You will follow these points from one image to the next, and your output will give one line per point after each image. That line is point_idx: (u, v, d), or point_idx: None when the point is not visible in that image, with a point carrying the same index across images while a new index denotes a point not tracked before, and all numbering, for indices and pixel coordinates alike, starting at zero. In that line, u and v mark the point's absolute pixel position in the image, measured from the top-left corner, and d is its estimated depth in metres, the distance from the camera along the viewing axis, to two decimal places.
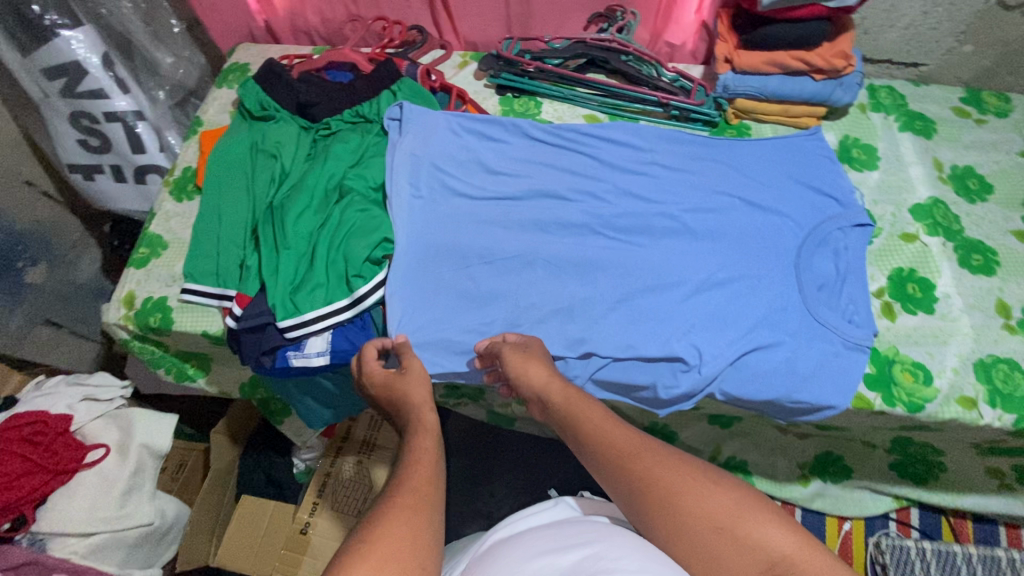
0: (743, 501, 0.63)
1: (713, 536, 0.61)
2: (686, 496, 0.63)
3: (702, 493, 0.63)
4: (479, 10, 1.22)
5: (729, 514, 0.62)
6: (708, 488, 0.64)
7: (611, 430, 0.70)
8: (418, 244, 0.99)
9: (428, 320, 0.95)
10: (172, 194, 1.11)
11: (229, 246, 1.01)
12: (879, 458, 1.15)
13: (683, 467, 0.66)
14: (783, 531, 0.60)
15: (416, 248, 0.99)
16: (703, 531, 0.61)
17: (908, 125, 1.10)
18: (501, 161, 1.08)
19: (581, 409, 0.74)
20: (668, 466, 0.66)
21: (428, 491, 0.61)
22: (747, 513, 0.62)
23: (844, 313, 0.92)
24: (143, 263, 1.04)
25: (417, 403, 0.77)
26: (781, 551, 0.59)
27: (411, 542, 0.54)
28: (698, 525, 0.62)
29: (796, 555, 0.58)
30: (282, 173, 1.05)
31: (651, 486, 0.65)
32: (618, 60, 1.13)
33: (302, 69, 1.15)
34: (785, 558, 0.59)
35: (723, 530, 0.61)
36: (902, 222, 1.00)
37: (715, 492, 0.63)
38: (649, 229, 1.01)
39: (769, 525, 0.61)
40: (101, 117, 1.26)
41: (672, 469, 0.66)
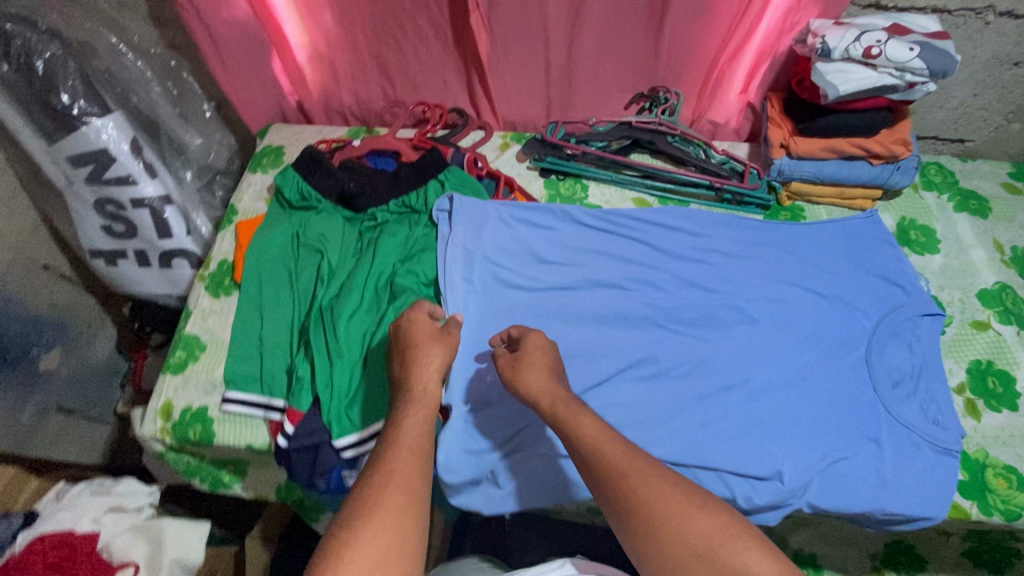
0: (727, 528, 0.62)
1: (690, 562, 0.60)
2: (670, 518, 0.63)
3: (688, 518, 0.63)
4: (519, 91, 1.20)
5: (712, 541, 0.61)
6: (693, 513, 0.63)
7: (604, 442, 0.70)
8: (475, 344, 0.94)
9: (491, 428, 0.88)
10: (207, 290, 1.06)
11: (275, 350, 0.96)
12: (952, 546, 1.10)
13: (669, 488, 0.65)
14: (765, 561, 0.60)
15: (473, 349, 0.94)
16: (682, 555, 0.61)
17: (962, 205, 1.09)
18: (554, 250, 1.05)
19: (577, 413, 0.73)
20: (657, 486, 0.65)
21: (414, 486, 0.64)
22: (730, 539, 0.61)
23: (928, 414, 0.88)
24: (179, 368, 0.98)
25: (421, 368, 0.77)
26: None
27: (394, 544, 0.59)
28: (681, 550, 0.61)
29: None
30: (329, 271, 1.00)
31: (635, 505, 0.64)
32: (665, 142, 1.12)
33: (344, 157, 1.12)
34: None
35: (702, 557, 0.60)
36: (971, 308, 0.98)
37: (701, 517, 0.63)
38: (716, 322, 0.96)
39: (751, 553, 0.60)
40: (128, 204, 1.21)
41: (660, 489, 0.65)
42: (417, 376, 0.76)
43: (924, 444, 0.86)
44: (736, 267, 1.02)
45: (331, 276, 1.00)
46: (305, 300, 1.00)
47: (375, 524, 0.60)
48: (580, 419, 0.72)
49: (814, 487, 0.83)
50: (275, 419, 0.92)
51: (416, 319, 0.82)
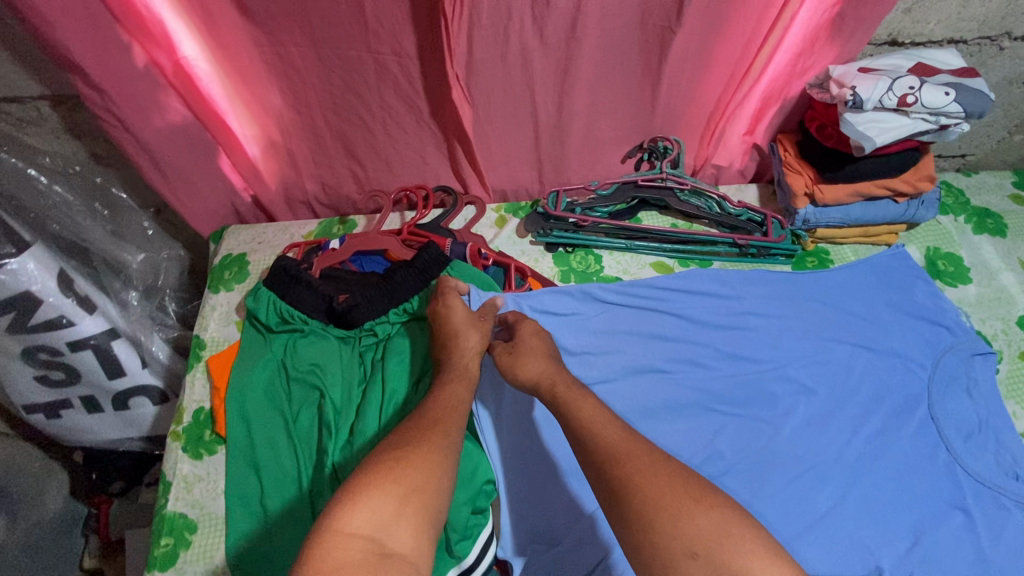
0: (728, 525, 0.55)
1: (685, 561, 0.53)
2: (668, 516, 0.55)
3: (684, 512, 0.55)
4: (507, 158, 1.09)
5: (709, 540, 0.53)
6: (689, 506, 0.56)
7: (605, 424, 0.66)
8: (518, 472, 0.84)
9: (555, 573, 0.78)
10: (186, 452, 0.89)
11: (287, 519, 0.81)
12: None
13: (666, 473, 0.59)
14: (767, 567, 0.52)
15: (518, 477, 0.84)
16: (674, 553, 0.53)
17: (981, 226, 1.06)
18: (582, 338, 0.93)
19: (578, 398, 0.71)
20: (651, 469, 0.60)
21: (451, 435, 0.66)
22: (728, 538, 0.54)
23: (1005, 467, 0.84)
24: (169, 561, 0.81)
25: (468, 350, 0.81)
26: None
27: (428, 476, 0.59)
28: (674, 547, 0.53)
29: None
30: (333, 412, 0.86)
31: (631, 489, 0.58)
32: (675, 200, 1.03)
33: (323, 264, 0.97)
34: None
35: (699, 556, 0.52)
36: (1017, 339, 0.94)
37: (699, 512, 0.55)
38: (771, 399, 0.88)
39: (751, 557, 0.52)
40: (65, 348, 1.01)
41: (659, 477, 0.59)
42: (454, 358, 0.80)
43: (1010, 503, 0.82)
44: (778, 329, 0.94)
45: (338, 418, 0.85)
46: (312, 446, 0.85)
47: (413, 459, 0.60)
48: (580, 402, 0.70)
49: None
50: None
51: (454, 307, 0.83)
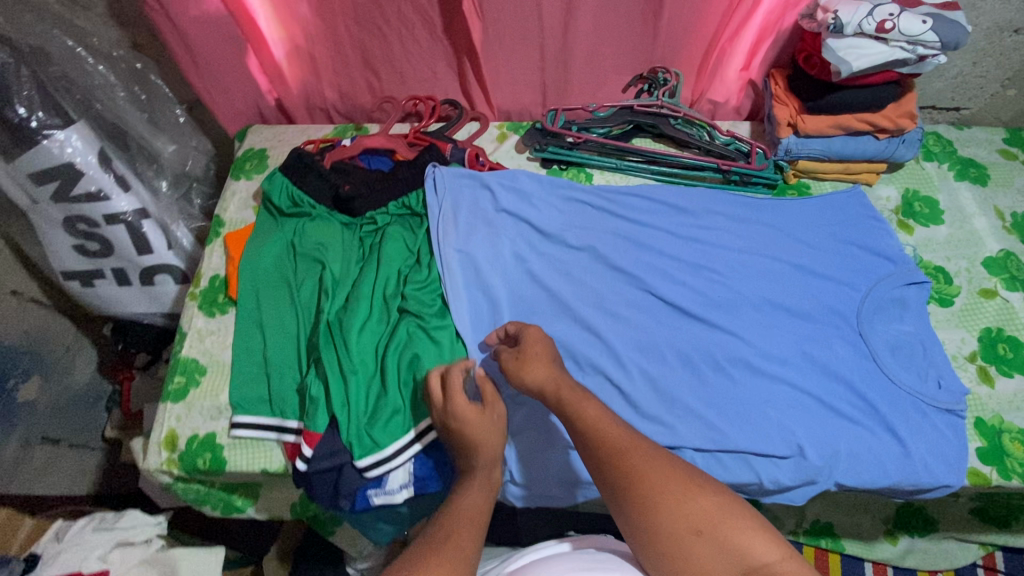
0: (725, 509, 0.63)
1: (691, 539, 0.61)
2: (672, 498, 0.64)
3: (687, 496, 0.64)
4: (512, 78, 1.15)
5: (710, 519, 0.62)
6: (690, 491, 0.64)
7: (606, 426, 0.71)
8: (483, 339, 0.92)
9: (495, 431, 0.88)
10: (201, 309, 1.00)
11: (284, 369, 0.92)
12: (959, 505, 1.12)
13: (670, 467, 0.67)
14: (765, 543, 0.59)
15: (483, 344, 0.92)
16: (681, 533, 0.62)
17: (963, 174, 1.09)
18: (548, 245, 1.02)
19: (580, 398, 0.74)
20: (656, 465, 0.67)
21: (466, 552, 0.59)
22: (726, 518, 0.62)
23: (928, 378, 0.90)
24: (180, 395, 0.93)
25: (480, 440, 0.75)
26: (761, 561, 0.58)
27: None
28: (678, 527, 0.62)
29: (779, 562, 0.58)
30: (332, 282, 0.94)
31: (638, 482, 0.66)
32: (669, 126, 1.09)
33: (335, 157, 1.06)
34: (765, 566, 0.58)
35: (702, 534, 0.61)
36: (978, 277, 0.99)
37: (700, 495, 0.64)
38: (717, 304, 0.97)
39: (752, 533, 0.60)
40: (101, 220, 1.12)
41: (662, 469, 0.66)
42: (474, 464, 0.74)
43: (930, 409, 0.88)
44: (727, 247, 1.02)
45: (336, 287, 0.94)
46: (305, 311, 0.94)
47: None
48: (582, 403, 0.74)
49: (830, 462, 0.84)
50: (290, 441, 0.88)
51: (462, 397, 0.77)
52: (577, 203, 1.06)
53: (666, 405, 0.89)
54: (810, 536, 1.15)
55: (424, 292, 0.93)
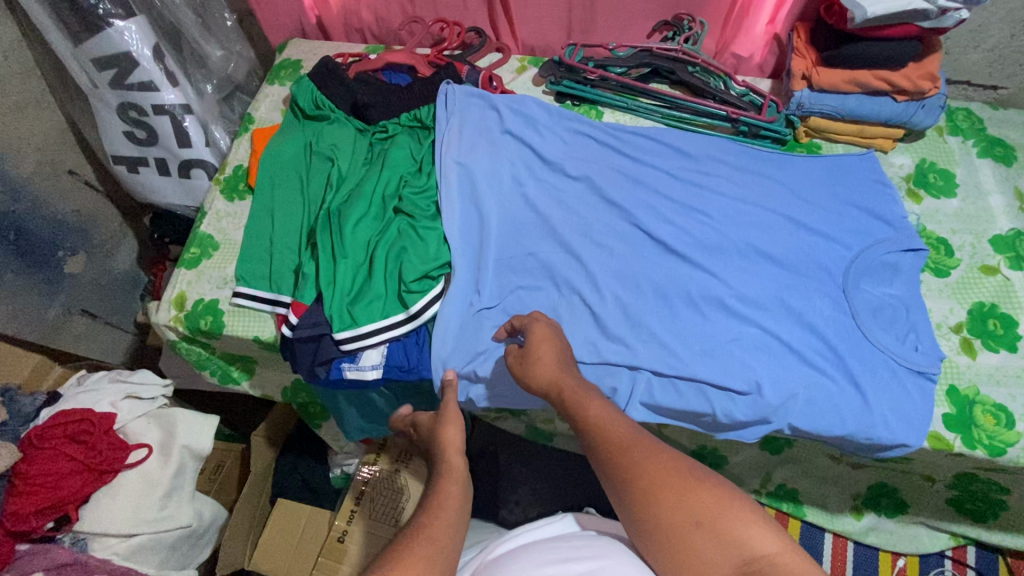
0: (725, 501, 0.60)
1: (691, 530, 0.59)
2: (673, 492, 0.61)
3: (688, 489, 0.61)
4: (538, 14, 1.18)
5: (711, 512, 0.59)
6: (692, 485, 0.62)
7: (605, 420, 0.69)
8: (468, 246, 0.97)
9: (464, 333, 0.92)
10: (223, 194, 1.09)
11: (284, 251, 0.98)
12: (936, 493, 1.06)
13: (669, 458, 0.64)
14: (766, 535, 0.57)
15: (467, 250, 0.97)
16: (680, 524, 0.60)
17: (987, 152, 1.05)
18: (545, 171, 1.04)
19: (583, 397, 0.72)
20: (656, 458, 0.64)
21: (442, 546, 0.57)
22: (728, 510, 0.59)
23: (906, 341, 0.89)
24: (194, 264, 1.02)
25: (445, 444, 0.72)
26: (761, 552, 0.57)
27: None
28: (678, 518, 0.60)
29: (778, 555, 0.56)
30: (339, 178, 1.01)
31: (636, 471, 0.63)
32: (685, 71, 1.09)
33: (359, 69, 1.13)
34: (766, 558, 0.56)
35: (701, 525, 0.59)
36: (982, 253, 0.96)
37: (703, 488, 0.61)
38: (702, 245, 0.98)
39: (753, 525, 0.58)
40: (149, 110, 1.21)
41: (663, 462, 0.64)
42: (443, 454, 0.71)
43: (902, 370, 0.87)
44: (724, 193, 1.02)
45: (341, 183, 1.01)
46: (310, 201, 1.01)
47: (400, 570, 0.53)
48: (588, 401, 0.71)
49: (783, 403, 0.86)
50: (282, 313, 0.95)
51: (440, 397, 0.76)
52: (581, 135, 1.08)
53: (632, 329, 0.92)
54: (772, 498, 1.16)
55: (421, 197, 0.99)
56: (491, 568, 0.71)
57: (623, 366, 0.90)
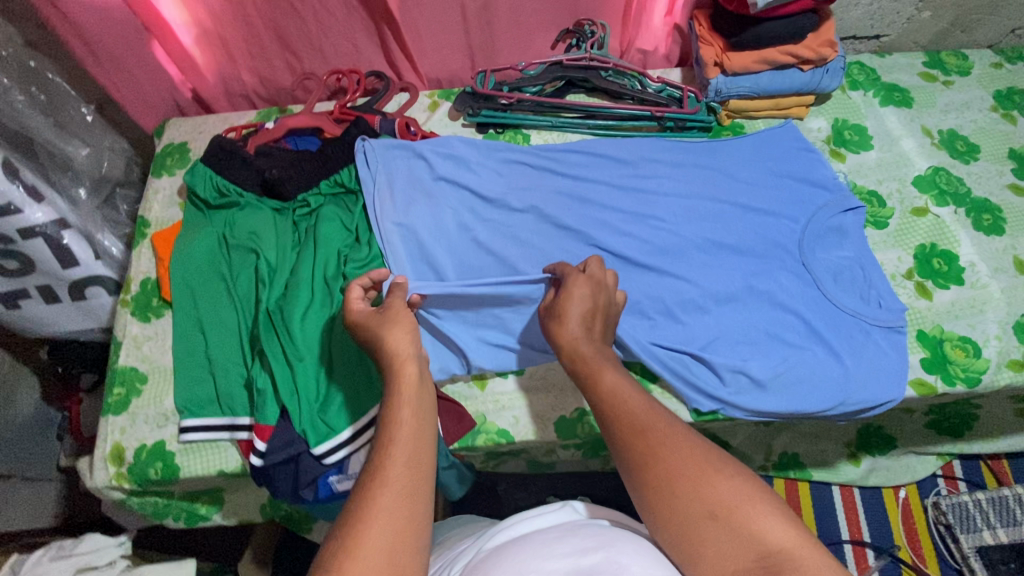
0: (745, 491, 0.53)
1: (704, 524, 0.52)
2: (688, 481, 0.54)
3: (705, 478, 0.54)
4: (437, 45, 1.13)
5: (729, 504, 0.53)
6: (708, 472, 0.55)
7: (628, 396, 0.63)
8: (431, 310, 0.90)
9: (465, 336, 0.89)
10: (135, 316, 0.95)
11: (228, 367, 0.87)
12: (916, 420, 1.15)
13: (688, 443, 0.58)
14: (784, 528, 0.51)
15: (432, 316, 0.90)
16: (694, 516, 0.53)
17: (888, 99, 1.12)
18: (487, 209, 0.99)
19: (601, 365, 0.67)
20: (678, 443, 0.58)
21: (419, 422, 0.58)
22: (748, 502, 0.53)
23: (870, 300, 0.92)
24: (122, 406, 0.88)
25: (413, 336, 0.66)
26: (778, 546, 0.50)
27: (412, 487, 0.52)
28: (693, 510, 0.53)
29: (794, 548, 0.50)
30: (269, 271, 0.90)
31: (652, 458, 0.57)
32: (600, 77, 1.07)
33: (259, 142, 1.01)
34: (782, 552, 0.50)
35: (717, 518, 0.52)
36: (910, 197, 1.02)
37: (721, 478, 0.54)
38: (662, 251, 0.97)
39: (770, 517, 0.52)
40: (16, 236, 1.01)
41: (680, 447, 0.57)
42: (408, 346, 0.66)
43: (872, 328, 0.91)
44: (668, 193, 1.02)
45: (273, 274, 0.91)
46: (244, 304, 0.90)
47: (383, 512, 0.50)
48: None
49: (777, 386, 0.87)
50: (244, 438, 0.84)
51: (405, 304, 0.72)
52: (516, 165, 1.03)
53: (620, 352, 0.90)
54: (778, 468, 1.16)
55: (366, 269, 0.91)
56: (484, 555, 0.61)
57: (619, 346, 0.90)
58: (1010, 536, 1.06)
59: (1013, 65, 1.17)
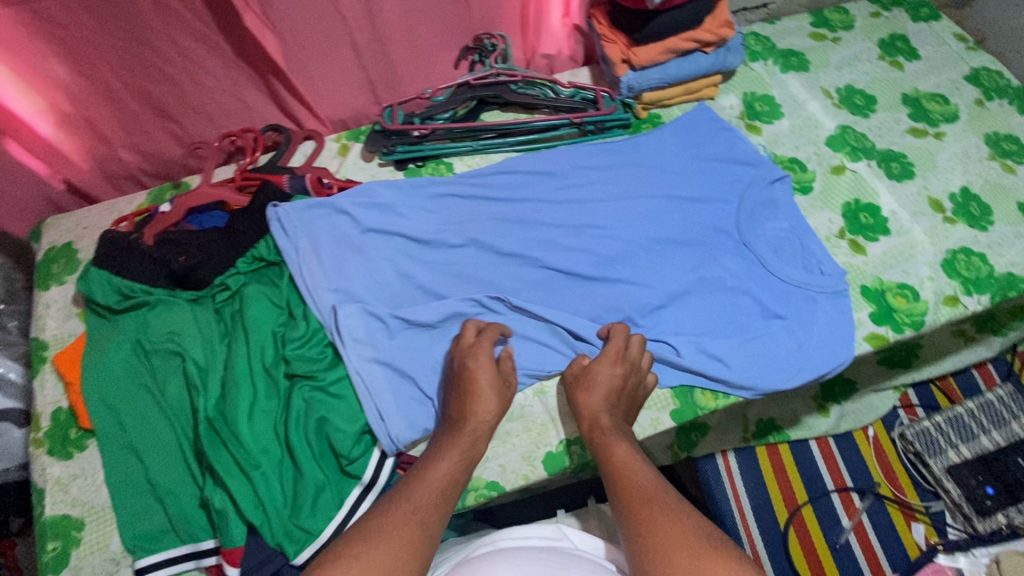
0: (733, 570, 0.55)
1: None
2: (681, 553, 0.57)
3: (696, 552, 0.57)
4: (333, 86, 1.05)
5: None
6: (703, 551, 0.57)
7: (635, 468, 0.69)
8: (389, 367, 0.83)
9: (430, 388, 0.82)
10: (54, 455, 0.84)
11: (178, 489, 0.78)
12: (868, 362, 1.23)
13: (687, 521, 0.61)
14: None
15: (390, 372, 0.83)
16: None
17: (786, 65, 1.15)
18: (424, 252, 0.93)
19: (613, 440, 0.74)
20: (676, 519, 0.61)
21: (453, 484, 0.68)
22: None
23: (812, 267, 0.95)
24: (60, 562, 0.77)
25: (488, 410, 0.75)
26: None
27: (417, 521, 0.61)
28: None
29: None
30: (199, 372, 0.81)
31: (650, 528, 0.61)
32: (510, 92, 1.03)
33: (156, 230, 0.90)
34: None
35: None
36: (826, 157, 1.06)
37: (714, 557, 0.56)
38: (610, 259, 0.95)
39: None
40: None
41: (678, 522, 0.60)
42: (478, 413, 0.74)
43: (819, 295, 0.92)
44: (602, 198, 1.00)
45: (205, 375, 0.81)
46: (180, 414, 0.81)
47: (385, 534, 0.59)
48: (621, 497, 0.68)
49: (751, 371, 0.87)
50: (212, 563, 0.76)
51: (478, 365, 0.77)
52: (444, 198, 0.98)
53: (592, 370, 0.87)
54: (758, 437, 1.19)
55: (308, 346, 0.83)
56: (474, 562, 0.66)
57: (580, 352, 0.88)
58: (971, 451, 1.15)
59: (889, 13, 1.24)
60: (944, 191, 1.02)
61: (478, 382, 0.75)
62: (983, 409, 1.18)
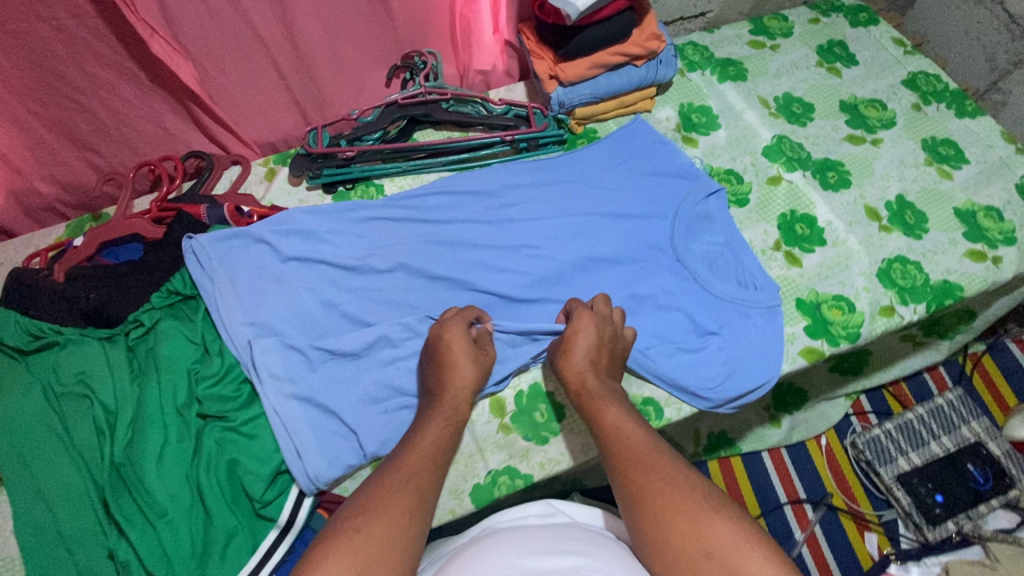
0: (739, 532, 0.55)
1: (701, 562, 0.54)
2: (685, 520, 0.56)
3: (700, 517, 0.56)
4: (259, 109, 1.03)
5: (726, 544, 0.54)
6: (705, 515, 0.56)
7: (628, 432, 0.67)
8: (306, 403, 0.80)
9: (350, 424, 0.80)
10: None
11: (84, 540, 0.73)
12: (819, 371, 1.19)
13: (687, 485, 0.60)
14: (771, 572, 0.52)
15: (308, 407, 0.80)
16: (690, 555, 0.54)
17: (724, 75, 1.14)
18: (349, 279, 0.91)
19: (600, 404, 0.72)
20: (675, 483, 0.60)
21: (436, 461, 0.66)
22: (741, 545, 0.54)
23: (745, 283, 0.93)
24: None
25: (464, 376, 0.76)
26: None
27: (409, 504, 0.60)
28: (688, 546, 0.55)
29: None
30: (108, 416, 0.78)
31: (648, 496, 0.59)
32: (441, 110, 1.00)
33: (67, 266, 0.87)
34: None
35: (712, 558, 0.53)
36: (762, 168, 1.04)
37: (717, 520, 0.56)
38: (542, 279, 0.93)
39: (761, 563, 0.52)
40: None
41: (680, 486, 0.59)
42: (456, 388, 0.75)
43: (752, 310, 0.91)
44: (533, 217, 0.98)
45: (114, 418, 0.79)
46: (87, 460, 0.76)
47: (382, 519, 0.57)
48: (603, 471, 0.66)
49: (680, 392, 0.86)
50: None
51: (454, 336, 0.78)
52: (371, 222, 0.95)
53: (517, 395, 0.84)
54: (709, 451, 1.17)
55: (222, 385, 0.81)
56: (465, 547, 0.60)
57: (507, 380, 0.86)
58: (921, 458, 1.14)
59: (828, 18, 1.23)
60: (881, 200, 1.02)
61: (454, 350, 0.77)
62: (933, 414, 1.17)
